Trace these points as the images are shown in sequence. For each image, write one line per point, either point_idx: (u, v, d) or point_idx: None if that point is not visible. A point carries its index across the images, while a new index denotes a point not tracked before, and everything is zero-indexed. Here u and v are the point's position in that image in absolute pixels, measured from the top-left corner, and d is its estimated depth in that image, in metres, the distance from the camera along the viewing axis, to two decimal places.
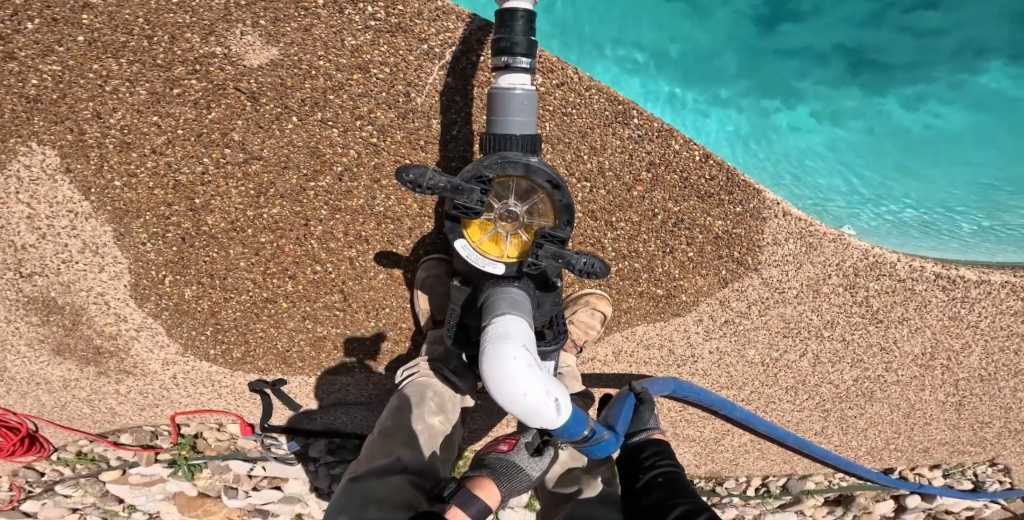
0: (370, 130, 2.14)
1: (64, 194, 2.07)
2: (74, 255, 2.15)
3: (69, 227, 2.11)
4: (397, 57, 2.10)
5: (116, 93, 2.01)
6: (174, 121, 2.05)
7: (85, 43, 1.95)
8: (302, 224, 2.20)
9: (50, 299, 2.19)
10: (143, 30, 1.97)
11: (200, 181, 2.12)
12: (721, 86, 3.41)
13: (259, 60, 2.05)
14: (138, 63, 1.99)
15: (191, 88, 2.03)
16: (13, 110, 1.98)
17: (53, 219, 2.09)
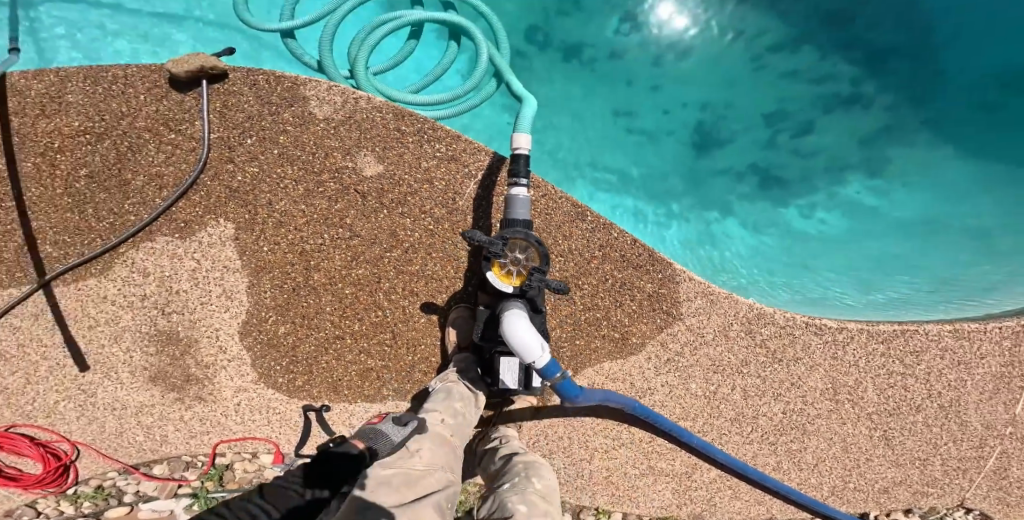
0: (428, 220, 2.33)
1: (226, 255, 2.27)
2: (211, 298, 2.29)
3: (218, 277, 2.28)
4: (452, 176, 2.32)
5: (283, 189, 2.25)
6: (313, 209, 2.27)
7: (273, 154, 2.23)
8: (374, 281, 2.34)
9: (174, 330, 2.30)
10: (311, 148, 2.24)
11: (318, 250, 2.30)
12: (676, 201, 3.77)
13: (377, 166, 2.28)
14: (301, 171, 2.25)
15: (328, 188, 2.27)
16: (212, 195, 2.22)
17: (211, 271, 2.28)
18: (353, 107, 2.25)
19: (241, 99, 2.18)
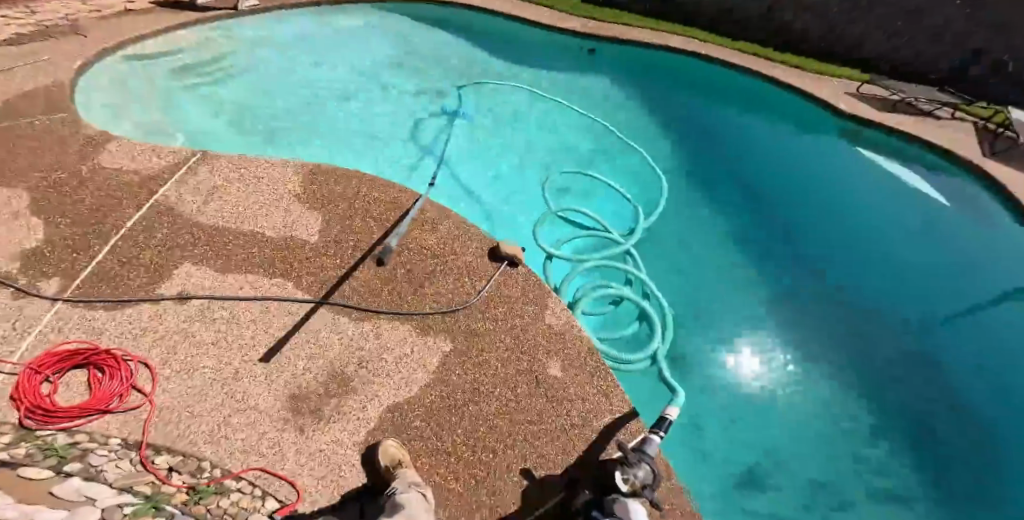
0: (568, 419, 3.36)
1: (434, 362, 3.51)
2: (394, 377, 3.43)
3: (412, 371, 3.46)
4: (595, 403, 3.47)
5: (500, 349, 3.60)
6: (506, 370, 3.51)
7: (509, 330, 3.70)
8: (506, 432, 3.26)
9: (347, 379, 3.40)
10: (529, 339, 3.68)
11: (490, 391, 3.41)
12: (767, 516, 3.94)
13: (560, 371, 3.57)
14: (517, 347, 3.62)
15: (524, 364, 3.56)
16: (460, 329, 3.66)
17: (415, 366, 3.49)
18: (570, 328, 3.80)
19: (516, 282, 3.83)
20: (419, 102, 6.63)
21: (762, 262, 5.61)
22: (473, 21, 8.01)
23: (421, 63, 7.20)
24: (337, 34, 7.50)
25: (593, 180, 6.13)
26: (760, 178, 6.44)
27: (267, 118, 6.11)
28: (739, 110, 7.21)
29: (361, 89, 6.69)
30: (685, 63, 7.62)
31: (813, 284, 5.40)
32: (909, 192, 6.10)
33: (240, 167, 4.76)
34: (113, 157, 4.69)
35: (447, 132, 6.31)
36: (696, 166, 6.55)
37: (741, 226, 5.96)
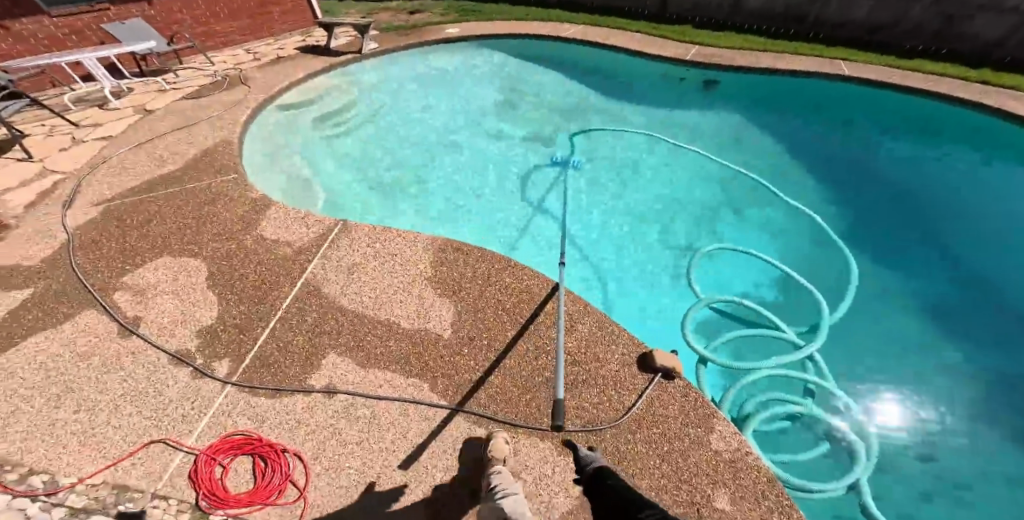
0: None
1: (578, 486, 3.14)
2: (535, 503, 3.09)
3: (553, 494, 3.12)
4: None
5: (651, 473, 3.11)
6: (661, 500, 3.02)
7: (661, 452, 3.20)
8: None
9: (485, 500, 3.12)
10: (688, 463, 3.16)
11: None
12: None
13: (728, 505, 3.01)
14: (671, 473, 3.12)
15: (682, 495, 3.04)
16: (606, 447, 3.22)
17: (556, 489, 3.14)
18: (744, 456, 3.20)
19: (673, 400, 3.38)
20: (533, 151, 6.33)
21: (986, 329, 4.56)
22: (592, 60, 7.77)
23: (535, 107, 6.96)
24: (449, 85, 7.52)
25: (728, 241, 5.29)
26: (959, 217, 5.43)
27: (388, 177, 6.09)
28: (917, 140, 6.29)
29: (475, 140, 6.51)
30: (843, 85, 6.78)
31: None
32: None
33: (372, 247, 4.66)
34: (269, 232, 4.90)
35: (561, 184, 5.88)
36: (873, 205, 5.59)
37: (946, 280, 4.94)
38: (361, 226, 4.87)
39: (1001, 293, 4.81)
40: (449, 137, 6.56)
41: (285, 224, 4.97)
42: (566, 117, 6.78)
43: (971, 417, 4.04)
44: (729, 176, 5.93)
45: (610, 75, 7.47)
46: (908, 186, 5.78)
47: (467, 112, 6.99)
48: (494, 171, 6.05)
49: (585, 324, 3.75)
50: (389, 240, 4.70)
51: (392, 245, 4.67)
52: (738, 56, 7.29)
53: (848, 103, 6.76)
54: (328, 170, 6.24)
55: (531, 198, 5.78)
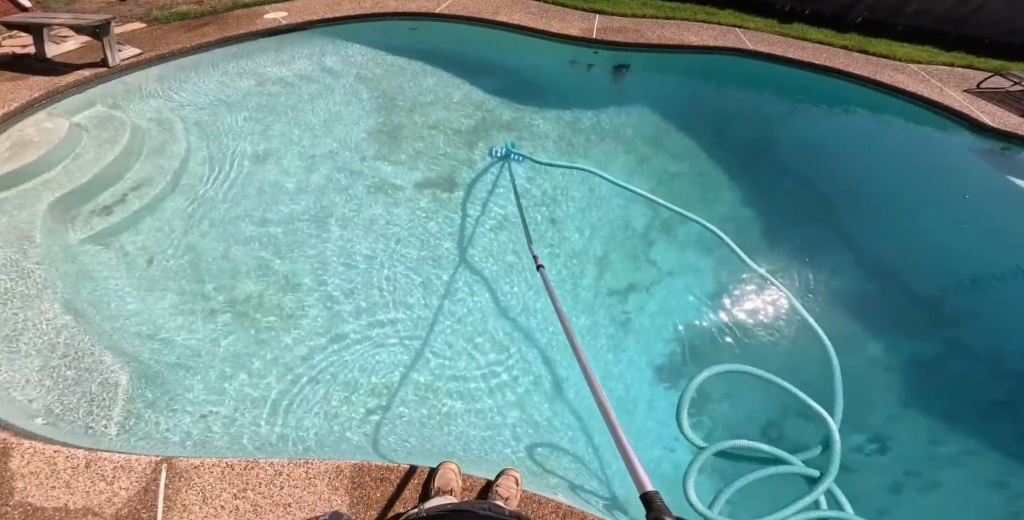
0: None
1: None
2: None
3: None
4: None
5: None
6: None
7: None
8: None
9: None
10: None
11: None
12: None
13: None
14: None
15: None
16: None
17: None
18: None
19: None
20: (436, 200, 5.68)
21: (890, 315, 5.02)
22: (474, 45, 7.32)
23: (420, 138, 6.14)
24: (301, 117, 6.24)
25: (665, 269, 5.35)
26: (835, 187, 6.02)
27: (243, 292, 4.83)
28: (793, 114, 6.76)
29: (352, 199, 5.61)
30: (742, 64, 7.16)
31: (961, 334, 4.88)
32: (1010, 190, 5.75)
33: (242, 497, 3.12)
34: (44, 498, 3.00)
35: (496, 227, 5.56)
36: (781, 199, 5.92)
37: (852, 270, 5.36)
38: (208, 468, 3.21)
39: (900, 277, 5.29)
40: (319, 207, 5.50)
41: (65, 482, 3.07)
42: (465, 144, 6.15)
43: (897, 406, 4.46)
44: (644, 194, 5.86)
45: (495, 65, 7.04)
46: (804, 172, 6.15)
47: (333, 155, 5.92)
48: (394, 238, 5.38)
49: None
50: (268, 483, 3.18)
51: (271, 495, 3.14)
52: (642, 30, 7.27)
53: (740, 81, 7.16)
54: (137, 305, 4.59)
55: (439, 267, 5.23)
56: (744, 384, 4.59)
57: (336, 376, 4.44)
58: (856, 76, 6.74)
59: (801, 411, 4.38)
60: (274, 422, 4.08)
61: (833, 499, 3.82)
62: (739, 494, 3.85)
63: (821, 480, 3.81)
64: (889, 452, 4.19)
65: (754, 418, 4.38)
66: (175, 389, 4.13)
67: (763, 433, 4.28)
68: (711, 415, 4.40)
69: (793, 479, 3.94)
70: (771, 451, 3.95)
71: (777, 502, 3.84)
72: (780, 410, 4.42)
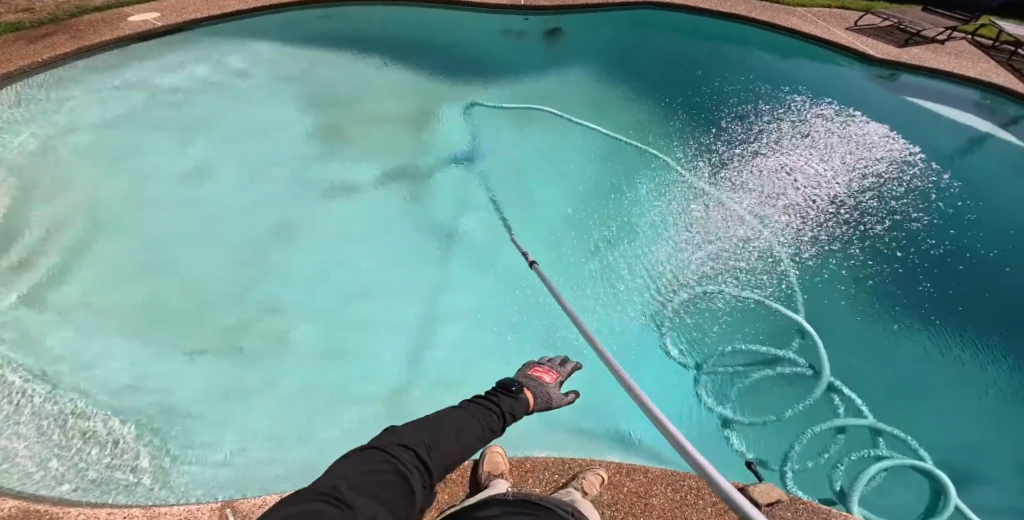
0: None
1: None
2: None
3: None
4: None
5: None
6: None
7: None
8: None
9: None
10: None
11: None
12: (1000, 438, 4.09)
13: None
14: None
15: None
16: None
17: None
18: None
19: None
20: (398, 191, 5.47)
21: (848, 217, 5.41)
22: (395, 18, 7.22)
23: (363, 130, 5.87)
24: (221, 124, 5.70)
25: (636, 218, 5.49)
26: (762, 114, 6.43)
27: (208, 327, 4.37)
28: (712, 47, 7.41)
29: (306, 205, 5.22)
30: (666, 16, 7.83)
31: (905, 226, 5.32)
32: (906, 108, 6.50)
33: None
34: None
35: (469, 204, 5.48)
36: (728, 135, 6.24)
37: (806, 180, 5.73)
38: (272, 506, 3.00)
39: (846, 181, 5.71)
40: (270, 219, 5.08)
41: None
42: (412, 129, 5.96)
43: (875, 310, 4.76)
44: (596, 155, 6.04)
45: (418, 44, 6.87)
46: (739, 110, 6.50)
47: (273, 162, 5.48)
48: (364, 237, 5.11)
49: (660, 497, 3.43)
50: None
51: None
52: None
53: (662, 28, 7.73)
54: (108, 361, 4.07)
55: (420, 258, 5.05)
56: (727, 290, 4.87)
57: (345, 387, 4.19)
58: (754, 20, 7.51)
59: (786, 309, 4.74)
60: (293, 452, 3.78)
61: (849, 402, 4.16)
62: (749, 394, 4.21)
63: (824, 377, 4.26)
64: (868, 337, 4.61)
65: (745, 320, 4.68)
66: (190, 437, 3.77)
67: (763, 333, 4.57)
68: (718, 327, 4.62)
69: (802, 379, 4.29)
70: (769, 357, 4.37)
71: (789, 399, 4.19)
72: (766, 309, 4.73)
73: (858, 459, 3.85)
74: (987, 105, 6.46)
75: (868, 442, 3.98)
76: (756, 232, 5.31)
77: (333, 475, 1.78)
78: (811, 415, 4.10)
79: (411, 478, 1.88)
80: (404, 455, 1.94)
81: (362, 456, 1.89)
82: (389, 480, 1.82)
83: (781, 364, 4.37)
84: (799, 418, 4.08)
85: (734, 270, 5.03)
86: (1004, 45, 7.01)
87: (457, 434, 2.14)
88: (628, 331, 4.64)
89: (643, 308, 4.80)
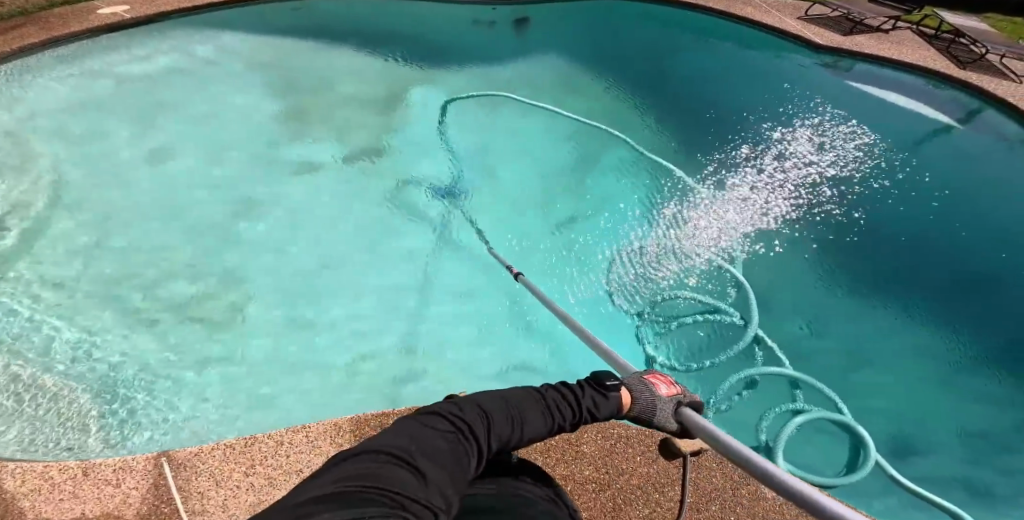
0: None
1: None
2: None
3: None
4: None
5: None
6: None
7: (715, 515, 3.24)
8: None
9: None
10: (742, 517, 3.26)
11: None
12: (915, 398, 4.36)
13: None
14: None
15: None
16: None
17: None
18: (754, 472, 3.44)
19: (712, 470, 3.44)
20: (360, 169, 5.66)
21: (794, 190, 5.67)
22: (366, 11, 7.47)
23: (328, 115, 6.07)
24: (188, 110, 5.90)
25: (593, 192, 5.74)
26: (718, 99, 6.67)
27: (167, 299, 4.56)
28: (674, 37, 7.65)
29: (270, 185, 5.41)
30: (629, 5, 8.07)
31: (843, 199, 5.58)
32: (854, 93, 6.71)
33: (254, 472, 3.13)
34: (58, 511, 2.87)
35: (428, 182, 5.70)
36: (682, 115, 6.50)
37: (753, 156, 6.00)
38: (208, 454, 3.17)
39: (792, 158, 5.96)
40: (233, 197, 5.28)
41: (71, 492, 2.95)
42: (376, 112, 6.16)
43: (811, 279, 5.07)
44: (555, 136, 6.25)
45: (386, 35, 7.10)
46: (695, 93, 6.76)
47: (238, 144, 5.68)
48: (323, 213, 5.31)
49: (591, 445, 3.51)
50: (272, 456, 3.21)
51: (279, 465, 3.17)
52: None
53: (628, 18, 7.98)
54: (70, 332, 4.24)
55: (379, 232, 5.26)
56: (672, 248, 5.26)
57: (298, 354, 4.42)
58: (718, 12, 7.78)
59: (726, 264, 5.11)
60: (244, 414, 4.02)
61: (769, 353, 4.53)
62: (679, 343, 4.65)
63: (751, 328, 4.65)
64: (800, 309, 4.89)
65: (688, 274, 5.07)
66: (151, 402, 3.97)
67: (703, 287, 4.97)
68: (660, 281, 5.02)
69: (732, 330, 4.69)
70: (705, 308, 4.80)
71: (716, 349, 4.61)
72: (707, 267, 5.11)
73: (780, 412, 4.16)
74: (930, 91, 6.70)
75: (787, 396, 4.28)
76: (701, 200, 5.63)
77: (393, 438, 1.59)
78: (734, 364, 4.49)
79: (470, 451, 1.69)
80: (461, 425, 1.75)
81: (418, 424, 1.68)
82: (450, 447, 1.64)
83: (715, 314, 4.77)
84: (722, 368, 4.46)
85: (679, 235, 5.36)
86: (945, 33, 7.32)
87: (508, 408, 1.92)
88: (580, 295, 4.95)
89: (594, 267, 5.16)
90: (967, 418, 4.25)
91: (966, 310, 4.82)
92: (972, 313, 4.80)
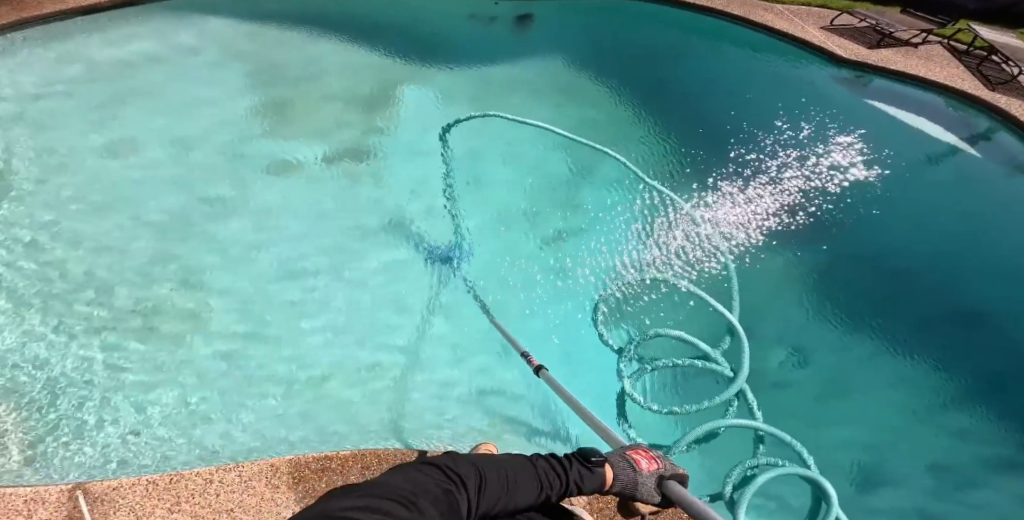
0: None
1: None
2: None
3: None
4: None
5: None
6: None
7: None
8: None
9: None
10: None
11: None
12: (913, 446, 3.96)
13: None
14: None
15: None
16: None
17: None
18: None
19: None
20: (337, 170, 5.39)
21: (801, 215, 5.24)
22: None
23: (309, 110, 5.80)
24: (164, 101, 5.67)
25: (586, 207, 5.38)
26: (724, 110, 6.24)
27: (118, 301, 4.33)
28: (682, 41, 7.23)
29: (242, 183, 5.17)
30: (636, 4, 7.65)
31: (851, 227, 5.15)
32: (873, 109, 6.23)
33: (179, 510, 2.92)
34: None
35: (407, 185, 5.40)
36: (683, 125, 6.09)
37: (758, 176, 5.58)
38: (131, 487, 2.96)
39: (801, 179, 5.51)
40: (202, 194, 5.04)
41: None
42: (359, 109, 5.87)
43: (810, 310, 4.65)
44: (546, 141, 5.90)
45: (378, 27, 6.79)
46: (700, 103, 6.33)
47: (212, 137, 5.44)
48: (293, 214, 5.05)
49: None
50: (202, 493, 3.00)
51: (208, 504, 2.96)
52: None
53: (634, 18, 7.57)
54: (10, 333, 4.02)
55: (350, 238, 4.98)
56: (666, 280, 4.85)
57: (248, 360, 4.14)
58: (733, 16, 7.32)
59: (725, 304, 4.67)
60: (182, 422, 3.73)
61: (743, 405, 4.10)
62: (661, 384, 4.27)
63: (736, 378, 4.16)
64: (793, 342, 4.48)
65: (681, 311, 4.68)
66: (81, 410, 3.70)
67: (695, 327, 4.58)
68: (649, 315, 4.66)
69: (718, 381, 4.25)
70: (697, 352, 4.38)
71: (698, 394, 4.23)
72: (701, 306, 4.69)
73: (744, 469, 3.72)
74: (954, 112, 6.21)
75: (748, 450, 3.91)
76: (699, 223, 5.22)
77: (395, 479, 1.65)
78: (706, 414, 4.10)
79: (461, 502, 1.71)
80: (454, 476, 1.76)
81: (411, 469, 1.71)
82: (445, 498, 1.66)
83: (704, 361, 4.33)
84: (702, 408, 4.09)
85: (672, 260, 4.97)
86: (977, 50, 6.79)
87: (502, 469, 1.91)
88: (555, 319, 4.63)
89: (577, 292, 4.81)
90: (969, 470, 3.86)
91: (975, 351, 4.40)
92: (981, 355, 4.38)
